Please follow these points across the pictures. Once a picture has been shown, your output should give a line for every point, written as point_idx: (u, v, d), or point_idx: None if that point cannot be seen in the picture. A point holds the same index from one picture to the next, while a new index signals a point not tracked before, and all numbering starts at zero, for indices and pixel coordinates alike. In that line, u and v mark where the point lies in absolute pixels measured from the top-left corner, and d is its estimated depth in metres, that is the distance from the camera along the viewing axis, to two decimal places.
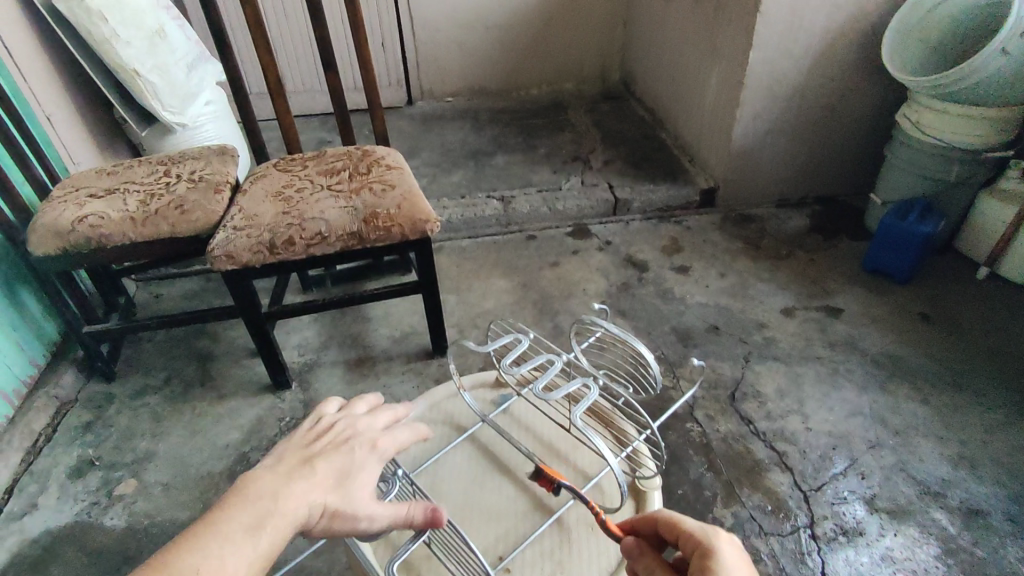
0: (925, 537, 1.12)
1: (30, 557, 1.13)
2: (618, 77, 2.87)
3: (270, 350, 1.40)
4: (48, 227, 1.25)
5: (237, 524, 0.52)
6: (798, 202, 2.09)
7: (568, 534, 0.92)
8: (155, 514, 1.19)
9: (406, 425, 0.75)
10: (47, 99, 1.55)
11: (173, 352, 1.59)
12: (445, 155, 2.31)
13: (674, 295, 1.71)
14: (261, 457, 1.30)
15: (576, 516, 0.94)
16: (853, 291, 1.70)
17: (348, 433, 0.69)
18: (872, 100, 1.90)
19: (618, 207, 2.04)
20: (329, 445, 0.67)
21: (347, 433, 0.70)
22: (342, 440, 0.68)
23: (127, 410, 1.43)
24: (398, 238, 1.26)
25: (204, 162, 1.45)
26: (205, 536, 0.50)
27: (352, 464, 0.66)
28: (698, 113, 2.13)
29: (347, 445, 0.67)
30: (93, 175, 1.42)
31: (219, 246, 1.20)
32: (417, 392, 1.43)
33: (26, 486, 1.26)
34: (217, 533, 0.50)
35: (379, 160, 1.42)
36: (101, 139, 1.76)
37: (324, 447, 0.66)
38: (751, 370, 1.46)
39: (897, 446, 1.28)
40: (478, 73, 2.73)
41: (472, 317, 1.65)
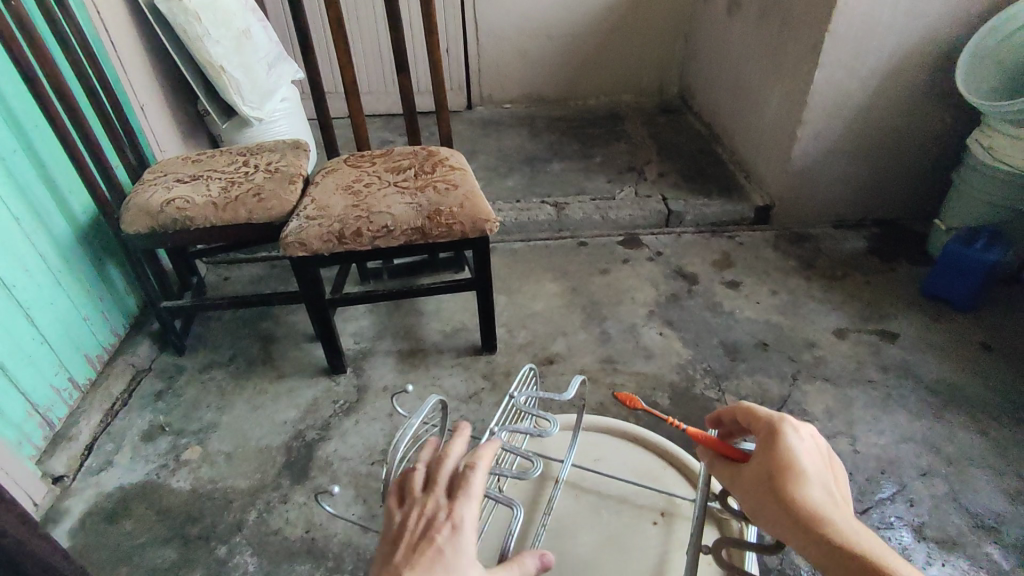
0: (975, 570, 1.09)
1: (106, 509, 1.22)
2: (676, 91, 2.87)
3: (329, 336, 1.47)
4: (140, 207, 1.36)
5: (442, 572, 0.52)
6: (856, 224, 2.06)
7: (603, 460, 0.98)
8: (217, 481, 1.27)
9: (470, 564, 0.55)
10: (142, 90, 1.67)
11: (238, 332, 1.69)
12: (502, 159, 2.37)
13: (724, 308, 1.71)
14: (316, 435, 1.37)
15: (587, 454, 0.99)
16: (911, 317, 1.66)
17: (428, 521, 0.56)
18: (943, 125, 1.85)
19: (671, 218, 2.05)
20: (406, 551, 0.54)
21: (423, 519, 0.56)
22: (418, 534, 0.55)
23: (195, 382, 1.53)
24: (458, 235, 1.32)
25: (279, 155, 1.54)
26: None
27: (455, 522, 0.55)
28: (757, 130, 2.12)
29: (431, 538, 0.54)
30: (180, 162, 1.53)
31: (293, 233, 1.28)
32: (465, 385, 1.47)
33: (103, 444, 1.36)
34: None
35: (444, 161, 1.48)
36: (186, 130, 1.89)
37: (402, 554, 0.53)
38: (799, 388, 1.45)
39: (950, 476, 1.24)
40: (537, 82, 2.79)
41: (522, 318, 1.69)
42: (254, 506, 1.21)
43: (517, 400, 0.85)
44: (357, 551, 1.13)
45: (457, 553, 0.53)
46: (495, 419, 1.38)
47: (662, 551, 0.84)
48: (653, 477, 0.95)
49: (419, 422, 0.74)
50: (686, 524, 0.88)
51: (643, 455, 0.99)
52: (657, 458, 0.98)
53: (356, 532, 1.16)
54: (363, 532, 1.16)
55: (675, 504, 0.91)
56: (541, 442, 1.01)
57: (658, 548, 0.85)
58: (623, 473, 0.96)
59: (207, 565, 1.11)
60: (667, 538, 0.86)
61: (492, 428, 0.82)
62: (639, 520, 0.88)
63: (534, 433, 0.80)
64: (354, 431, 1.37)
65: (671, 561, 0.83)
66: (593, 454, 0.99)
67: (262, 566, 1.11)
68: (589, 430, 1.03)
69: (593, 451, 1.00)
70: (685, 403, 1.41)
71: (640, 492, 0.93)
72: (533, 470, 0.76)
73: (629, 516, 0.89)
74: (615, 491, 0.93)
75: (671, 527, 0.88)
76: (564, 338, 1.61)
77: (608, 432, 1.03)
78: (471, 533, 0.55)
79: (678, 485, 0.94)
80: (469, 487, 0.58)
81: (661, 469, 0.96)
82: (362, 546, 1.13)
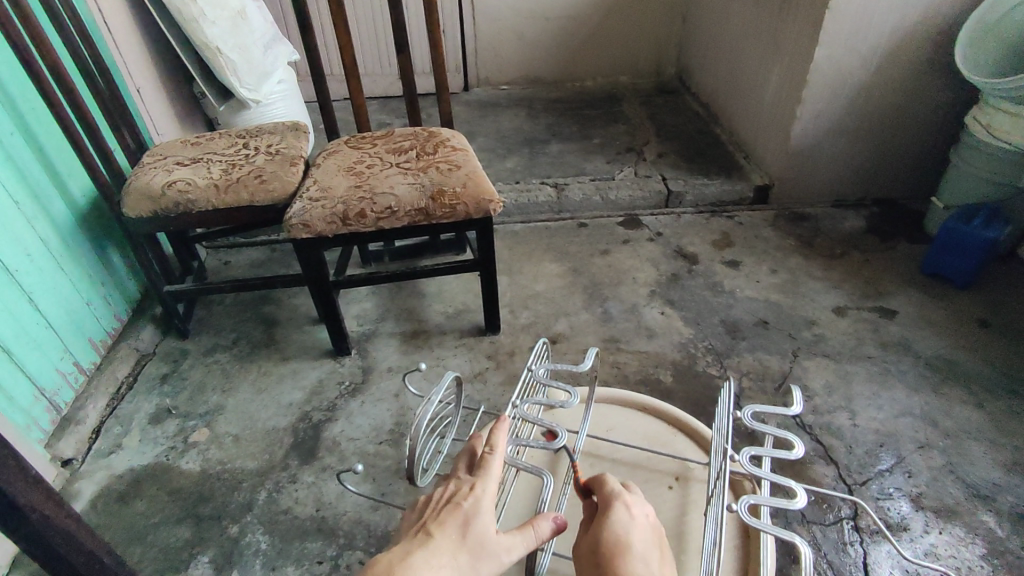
0: (971, 537, 1.12)
1: (117, 490, 1.23)
2: (674, 72, 2.85)
3: (333, 317, 1.47)
4: (142, 190, 1.35)
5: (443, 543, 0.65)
6: (854, 202, 2.07)
7: (614, 429, 1.00)
8: (227, 461, 1.28)
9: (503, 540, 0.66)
10: (137, 72, 1.65)
11: (241, 316, 1.69)
12: (501, 141, 2.36)
13: (724, 288, 1.72)
14: (323, 416, 1.38)
15: (598, 424, 1.01)
16: (908, 294, 1.68)
17: (455, 489, 0.72)
18: (941, 103, 1.86)
19: (670, 198, 2.06)
20: (434, 509, 0.70)
21: (450, 488, 0.72)
22: (446, 498, 0.71)
23: (200, 366, 1.53)
24: (462, 216, 1.32)
25: (280, 137, 1.53)
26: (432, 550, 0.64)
27: (467, 511, 0.68)
28: (757, 109, 2.12)
29: (453, 501, 0.70)
30: (179, 145, 1.52)
31: (296, 215, 1.28)
32: (469, 365, 1.48)
33: (111, 428, 1.37)
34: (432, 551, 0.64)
35: (446, 142, 1.47)
36: (182, 113, 1.87)
37: (430, 511, 0.70)
38: (799, 365, 1.47)
39: (946, 448, 1.27)
40: (535, 63, 2.77)
41: (524, 298, 1.70)
42: (264, 485, 1.23)
43: (536, 375, 0.92)
44: (367, 528, 1.15)
45: (472, 510, 0.68)
46: (500, 398, 1.39)
47: (679, 513, 0.87)
48: (664, 443, 0.97)
49: (437, 399, 0.80)
50: (700, 486, 0.91)
51: (653, 423, 1.01)
52: (667, 425, 1.00)
53: (366, 510, 1.17)
54: (373, 510, 1.17)
55: (688, 468, 0.93)
56: (553, 414, 1.02)
57: (674, 509, 0.88)
58: (636, 441, 0.98)
59: (219, 544, 1.13)
60: (683, 500, 0.88)
61: (514, 402, 0.89)
62: (655, 485, 0.91)
63: (555, 404, 0.87)
64: (360, 412, 1.38)
65: (688, 521, 0.86)
66: (604, 424, 1.01)
67: (275, 544, 1.12)
68: (598, 401, 1.04)
69: (603, 421, 1.01)
70: (687, 380, 1.43)
71: (653, 457, 0.95)
72: (558, 437, 0.83)
73: (645, 481, 0.91)
74: (629, 458, 0.95)
75: (686, 490, 0.90)
76: (566, 319, 1.62)
77: (617, 401, 1.04)
78: (487, 499, 0.70)
79: (689, 451, 0.96)
80: (489, 467, 0.73)
81: (671, 435, 0.99)
82: (372, 523, 1.15)
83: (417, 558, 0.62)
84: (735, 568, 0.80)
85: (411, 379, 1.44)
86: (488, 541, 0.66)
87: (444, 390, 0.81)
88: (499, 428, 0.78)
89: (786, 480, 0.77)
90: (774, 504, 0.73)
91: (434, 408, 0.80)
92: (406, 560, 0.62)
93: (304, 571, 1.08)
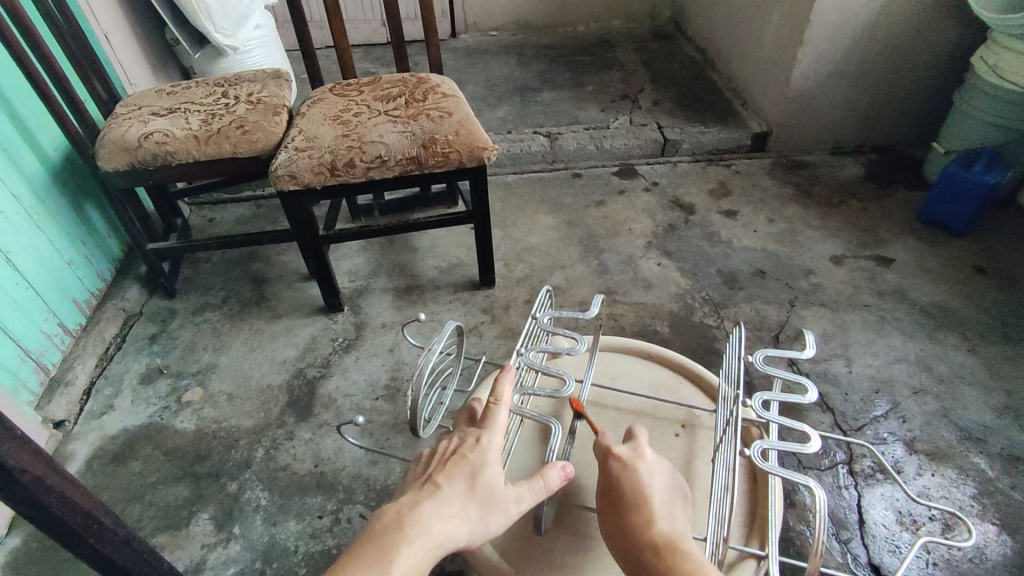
0: (963, 478, 1.13)
1: (111, 451, 1.22)
2: (668, 15, 2.74)
3: (325, 274, 1.44)
4: (117, 141, 1.29)
5: (453, 493, 0.64)
6: (853, 149, 2.03)
7: (621, 377, 0.99)
8: (222, 420, 1.27)
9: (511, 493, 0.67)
10: (104, 15, 1.55)
11: (229, 274, 1.65)
12: (491, 90, 2.27)
13: (721, 238, 1.70)
14: (318, 373, 1.36)
15: (604, 371, 1.00)
16: (906, 242, 1.67)
17: (459, 442, 0.71)
18: (946, 44, 1.80)
19: (666, 147, 2.01)
20: (439, 462, 0.69)
21: (455, 441, 0.71)
22: (451, 451, 0.70)
23: (190, 325, 1.50)
24: (455, 164, 1.27)
25: (261, 85, 1.46)
26: (444, 498, 0.63)
27: (476, 464, 0.67)
28: (756, 53, 2.04)
29: (459, 454, 0.69)
30: (154, 94, 1.44)
31: (282, 166, 1.23)
32: (464, 320, 1.46)
33: (101, 389, 1.35)
34: (443, 499, 0.63)
35: (435, 88, 1.40)
36: (155, 61, 1.77)
37: (435, 464, 0.69)
38: (797, 314, 1.46)
39: (941, 393, 1.28)
40: (525, 6, 2.65)
41: (519, 251, 1.67)
42: (261, 443, 1.22)
43: (541, 323, 0.91)
44: (367, 483, 1.15)
45: (479, 464, 0.67)
46: (497, 352, 1.38)
47: (687, 459, 0.87)
48: (671, 391, 0.97)
49: (439, 349, 0.78)
50: (707, 434, 0.90)
51: (660, 371, 1.00)
52: (673, 373, 1.00)
53: (366, 465, 1.17)
54: (372, 465, 1.17)
55: (695, 415, 0.93)
56: (557, 362, 1.01)
57: (682, 458, 0.88)
58: (642, 389, 0.97)
59: (219, 502, 1.12)
60: (691, 447, 0.88)
61: (519, 351, 0.89)
62: (662, 432, 0.91)
63: (561, 352, 0.86)
64: (355, 367, 1.37)
65: (696, 467, 0.86)
66: (610, 372, 1.00)
67: (275, 500, 1.12)
68: (604, 349, 1.04)
69: (609, 369, 1.01)
70: (684, 331, 1.42)
71: (659, 406, 0.94)
72: (565, 387, 0.83)
73: (651, 429, 0.91)
74: (635, 406, 0.94)
75: (693, 437, 0.90)
76: (562, 272, 1.60)
77: (623, 350, 1.03)
78: (494, 452, 0.70)
79: (696, 398, 0.96)
80: (494, 421, 0.73)
81: (678, 383, 0.98)
82: (372, 478, 1.15)
83: (427, 507, 0.61)
84: (743, 513, 0.81)
85: (409, 333, 1.42)
86: (496, 492, 0.66)
87: (446, 340, 0.79)
88: (503, 379, 0.77)
89: (798, 425, 0.76)
90: (787, 449, 0.72)
91: (435, 359, 0.77)
92: (417, 508, 0.61)
93: (306, 525, 1.08)
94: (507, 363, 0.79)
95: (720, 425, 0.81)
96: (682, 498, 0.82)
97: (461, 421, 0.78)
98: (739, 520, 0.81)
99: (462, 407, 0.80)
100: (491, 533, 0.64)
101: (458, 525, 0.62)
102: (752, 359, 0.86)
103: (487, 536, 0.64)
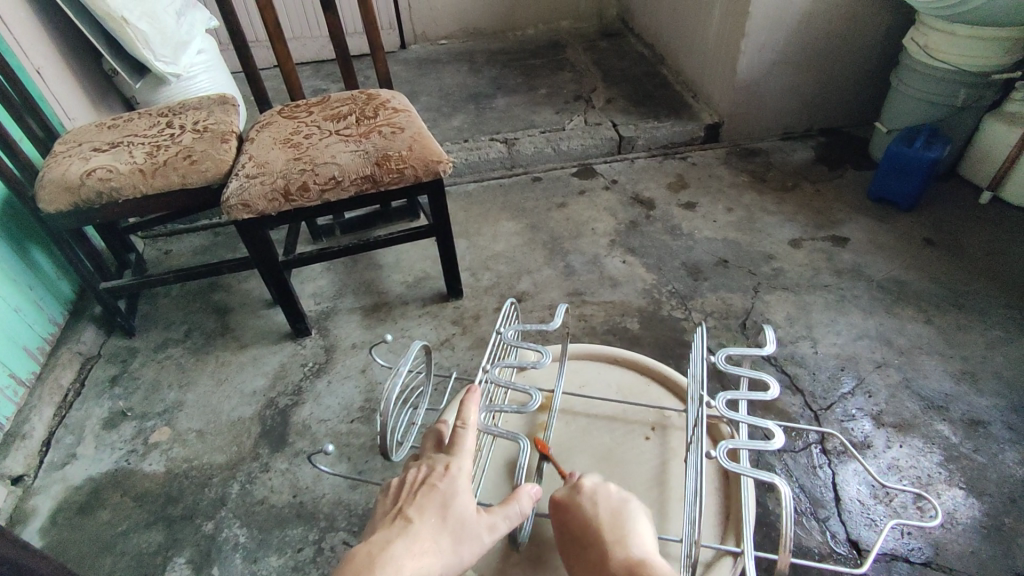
0: (929, 447, 1.17)
1: (76, 502, 1.17)
2: (615, 13, 2.78)
3: (288, 299, 1.41)
4: (58, 182, 1.24)
5: (425, 530, 0.64)
6: (801, 133, 2.09)
7: (590, 383, 1.00)
8: (193, 458, 1.23)
9: (486, 523, 0.66)
10: (34, 50, 1.50)
11: (190, 306, 1.61)
12: (445, 99, 2.27)
13: (683, 230, 1.73)
14: (289, 401, 1.33)
15: (571, 380, 1.00)
16: (859, 220, 1.72)
17: (428, 470, 0.71)
18: (881, 26, 1.86)
19: (623, 145, 2.03)
20: (409, 493, 0.69)
21: (424, 470, 0.71)
22: (420, 481, 0.70)
23: (152, 363, 1.45)
24: (411, 179, 1.26)
25: (206, 112, 1.42)
26: (411, 537, 0.62)
27: (448, 493, 0.67)
28: (701, 46, 2.08)
29: (428, 484, 0.69)
30: (94, 129, 1.40)
31: (234, 194, 1.20)
32: (434, 334, 1.45)
33: (62, 437, 1.30)
34: (413, 538, 0.62)
35: (385, 104, 1.39)
36: (93, 93, 1.71)
37: (405, 496, 0.68)
38: (761, 300, 1.49)
39: (902, 365, 1.32)
40: (472, 14, 2.65)
41: (484, 260, 1.67)
42: (235, 479, 1.19)
43: (505, 337, 0.91)
44: (348, 508, 1.13)
45: (449, 492, 0.67)
46: (470, 363, 1.37)
47: (660, 462, 0.87)
48: (639, 393, 0.98)
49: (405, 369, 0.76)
50: (678, 434, 0.91)
51: (627, 374, 1.01)
52: (641, 376, 1.01)
53: (345, 490, 1.15)
54: (352, 490, 1.15)
55: (665, 416, 0.94)
56: (525, 375, 1.01)
57: (656, 460, 0.88)
58: (611, 394, 0.98)
59: (195, 543, 1.09)
60: (663, 449, 0.89)
61: (485, 367, 0.89)
62: (632, 436, 0.91)
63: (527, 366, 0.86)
64: (328, 392, 1.34)
65: (668, 469, 0.87)
66: (577, 381, 1.00)
67: (253, 535, 1.10)
68: (573, 356, 1.04)
69: (578, 378, 1.01)
70: (654, 326, 1.44)
71: (629, 409, 0.95)
72: (532, 400, 0.83)
73: (623, 433, 0.91)
74: (605, 412, 0.95)
75: (664, 438, 0.91)
76: (529, 277, 1.60)
77: (589, 356, 1.04)
78: (464, 478, 0.70)
79: (664, 399, 0.97)
80: (463, 444, 0.73)
81: (645, 385, 0.99)
82: (352, 503, 1.13)
83: (398, 547, 0.61)
84: (716, 511, 0.82)
85: (379, 351, 1.40)
86: (468, 522, 0.66)
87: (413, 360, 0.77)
88: (469, 400, 0.77)
89: (763, 422, 0.78)
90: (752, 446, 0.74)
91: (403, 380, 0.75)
92: (388, 548, 0.61)
93: (287, 559, 1.06)
94: (472, 383, 0.79)
95: (688, 424, 0.82)
96: (658, 501, 0.82)
97: (429, 445, 0.77)
98: (713, 519, 0.82)
99: (430, 429, 0.80)
100: (464, 564, 0.64)
101: (432, 560, 0.61)
102: (716, 358, 0.87)
103: (460, 568, 0.63)
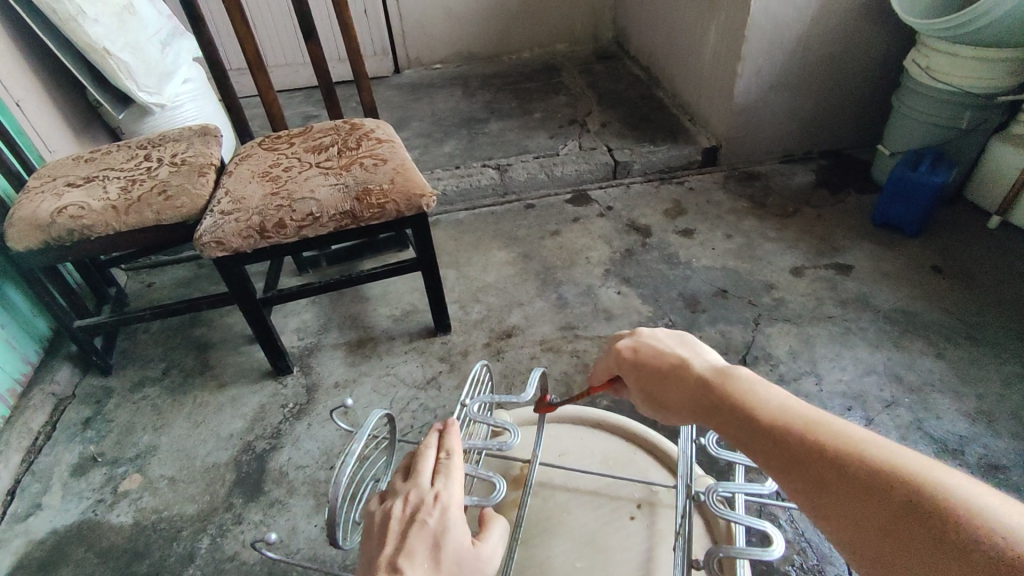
0: None
1: (37, 558, 1.11)
2: (611, 35, 2.76)
3: (269, 337, 1.35)
4: (28, 220, 1.19)
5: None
6: (802, 156, 2.04)
7: (571, 451, 0.94)
8: (163, 509, 1.17)
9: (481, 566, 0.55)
10: (13, 83, 1.47)
11: (171, 343, 1.55)
12: (437, 124, 2.24)
13: (680, 259, 1.67)
14: (267, 445, 1.27)
15: (549, 448, 0.94)
16: (862, 247, 1.66)
17: (417, 502, 0.57)
18: (882, 47, 1.82)
19: (618, 169, 1.98)
20: (395, 539, 0.54)
21: (410, 502, 0.57)
22: (408, 518, 0.56)
23: (127, 404, 1.40)
24: (393, 214, 1.21)
25: (186, 144, 1.39)
26: None
27: (441, 534, 0.54)
28: (698, 69, 2.04)
29: (418, 521, 0.55)
30: (71, 163, 1.36)
31: (207, 232, 1.15)
32: (421, 371, 1.39)
33: (28, 486, 1.23)
34: None
35: (369, 134, 1.35)
36: (76, 124, 1.68)
37: (392, 538, 0.54)
38: (762, 333, 1.43)
39: (913, 404, 1.25)
40: (466, 37, 2.63)
41: (474, 292, 1.61)
42: (206, 531, 1.12)
43: (470, 413, 0.79)
44: (323, 564, 1.05)
45: (443, 530, 0.55)
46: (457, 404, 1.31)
47: (648, 547, 0.80)
48: (625, 464, 0.91)
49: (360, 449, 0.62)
50: (667, 513, 0.84)
51: (613, 441, 0.95)
52: (626, 443, 0.94)
53: (322, 544, 1.08)
54: (329, 544, 1.08)
55: (654, 492, 0.87)
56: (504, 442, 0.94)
57: (644, 543, 0.81)
58: (594, 465, 0.91)
59: None
60: (651, 531, 0.82)
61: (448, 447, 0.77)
62: (617, 516, 0.84)
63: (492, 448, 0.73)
64: (307, 435, 1.28)
65: (657, 556, 0.79)
66: (557, 449, 0.94)
67: None
68: (554, 420, 0.98)
69: (560, 448, 0.95)
70: None
71: (612, 483, 0.88)
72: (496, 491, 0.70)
73: (606, 513, 0.85)
74: (588, 486, 0.88)
75: (651, 518, 0.84)
76: (520, 309, 1.54)
77: (571, 420, 0.98)
78: (457, 508, 0.57)
79: (653, 472, 0.90)
80: (453, 472, 0.60)
81: (632, 454, 0.93)
82: (327, 559, 1.06)
83: None
84: None
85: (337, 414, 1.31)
86: (467, 560, 0.54)
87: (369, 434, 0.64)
88: (450, 432, 0.65)
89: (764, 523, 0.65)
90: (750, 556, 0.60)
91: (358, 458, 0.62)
92: None
93: None
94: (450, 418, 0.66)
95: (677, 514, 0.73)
96: None
97: (403, 471, 0.63)
98: None
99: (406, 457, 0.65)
100: None
101: None
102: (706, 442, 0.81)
103: None
